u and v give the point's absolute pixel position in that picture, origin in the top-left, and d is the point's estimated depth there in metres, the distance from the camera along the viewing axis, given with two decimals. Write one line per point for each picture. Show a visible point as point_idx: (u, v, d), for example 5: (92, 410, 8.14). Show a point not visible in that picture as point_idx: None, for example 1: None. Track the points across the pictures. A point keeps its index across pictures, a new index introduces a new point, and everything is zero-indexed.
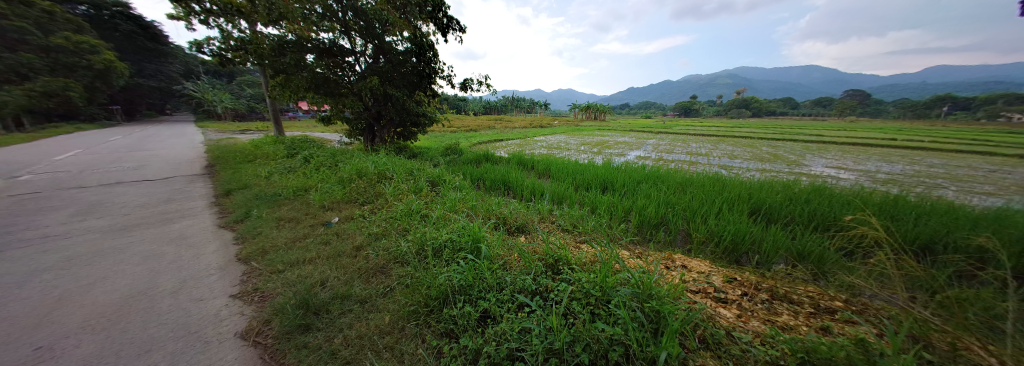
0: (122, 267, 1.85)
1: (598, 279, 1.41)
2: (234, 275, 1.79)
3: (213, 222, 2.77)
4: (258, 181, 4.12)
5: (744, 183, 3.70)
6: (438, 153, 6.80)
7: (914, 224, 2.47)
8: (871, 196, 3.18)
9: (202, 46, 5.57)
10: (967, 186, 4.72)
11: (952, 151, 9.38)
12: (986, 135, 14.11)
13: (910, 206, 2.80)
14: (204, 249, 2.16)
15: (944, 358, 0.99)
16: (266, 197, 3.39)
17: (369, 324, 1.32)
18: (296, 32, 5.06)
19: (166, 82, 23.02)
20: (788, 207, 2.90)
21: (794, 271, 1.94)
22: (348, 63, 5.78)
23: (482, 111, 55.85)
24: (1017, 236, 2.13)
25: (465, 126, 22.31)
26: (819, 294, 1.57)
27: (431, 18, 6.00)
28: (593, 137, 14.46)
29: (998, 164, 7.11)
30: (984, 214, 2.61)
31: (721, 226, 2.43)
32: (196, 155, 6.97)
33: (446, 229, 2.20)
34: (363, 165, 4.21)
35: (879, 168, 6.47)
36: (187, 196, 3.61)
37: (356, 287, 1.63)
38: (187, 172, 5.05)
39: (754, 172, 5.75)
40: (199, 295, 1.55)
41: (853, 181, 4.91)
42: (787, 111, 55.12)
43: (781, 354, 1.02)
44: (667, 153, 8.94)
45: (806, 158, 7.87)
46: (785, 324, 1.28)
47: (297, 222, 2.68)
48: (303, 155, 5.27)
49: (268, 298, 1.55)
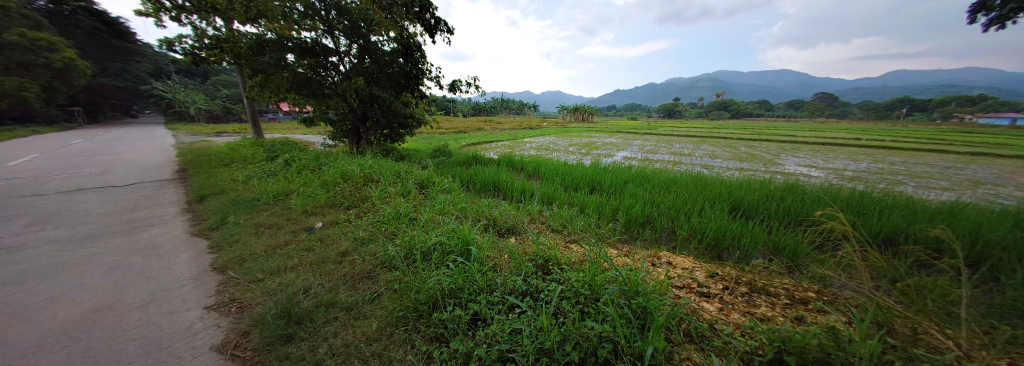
0: (86, 280, 1.73)
1: (587, 277, 1.43)
2: (209, 286, 1.70)
3: (185, 230, 2.62)
4: (235, 186, 3.95)
5: (724, 182, 3.88)
6: (426, 155, 6.73)
7: (878, 218, 2.66)
8: (840, 192, 3.38)
9: (172, 44, 5.26)
10: (925, 182, 5.11)
11: (912, 150, 10.13)
12: (944, 135, 15.25)
13: (875, 201, 3.02)
14: (177, 259, 2.05)
15: (906, 342, 1.07)
16: (243, 202, 3.25)
17: (356, 331, 1.29)
18: (276, 30, 4.91)
19: (132, 81, 21.70)
20: (764, 204, 3.03)
21: (770, 265, 2.02)
22: (332, 63, 5.62)
23: (471, 113, 55.69)
24: (967, 229, 2.32)
25: (454, 127, 22.28)
26: (794, 286, 1.65)
27: (418, 19, 5.91)
28: (581, 139, 14.81)
29: (954, 162, 7.71)
30: (941, 208, 2.83)
31: (703, 224, 2.51)
32: (166, 158, 6.60)
33: (435, 232, 2.19)
34: (348, 168, 4.11)
35: (847, 166, 6.93)
36: (157, 203, 3.40)
37: (342, 294, 1.58)
38: (156, 177, 4.76)
39: (733, 171, 6.06)
40: (169, 309, 1.46)
41: (824, 179, 5.25)
42: (763, 113, 57.71)
43: (759, 344, 1.07)
44: (651, 153, 9.23)
45: (782, 158, 8.32)
46: (764, 316, 1.34)
47: (277, 228, 2.58)
48: (284, 158, 5.10)
49: (246, 309, 1.48)
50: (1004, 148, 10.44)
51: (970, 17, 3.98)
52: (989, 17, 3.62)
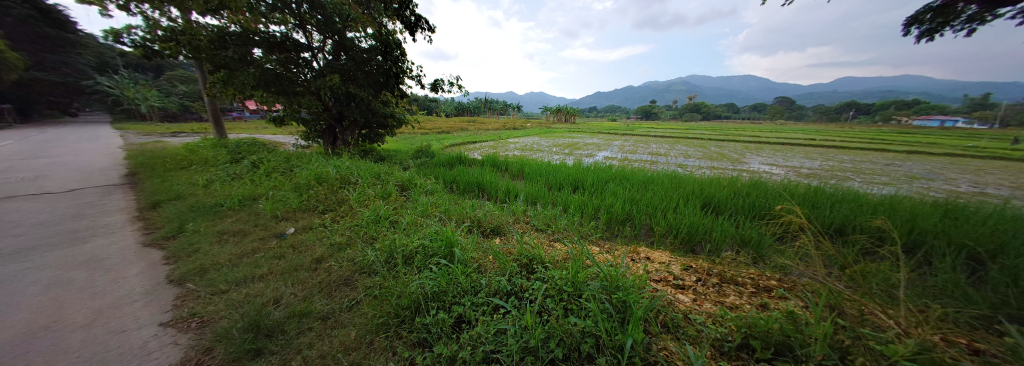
0: (13, 299, 1.53)
1: (570, 275, 1.46)
2: (165, 300, 1.56)
3: (136, 240, 2.38)
4: (195, 191, 3.64)
5: (697, 180, 4.10)
6: (407, 155, 6.58)
7: (830, 210, 2.92)
8: (798, 188, 3.68)
9: (119, 36, 4.78)
10: (869, 178, 5.67)
11: (859, 149, 11.18)
12: (884, 136, 17.03)
13: (827, 196, 3.31)
14: (127, 271, 1.86)
15: (854, 323, 1.18)
16: (205, 208, 3.02)
17: (333, 341, 1.23)
18: (240, 23, 4.62)
19: (72, 76, 19.40)
20: (732, 200, 3.24)
21: (738, 256, 2.16)
22: (305, 59, 5.35)
23: (454, 114, 54.99)
24: (903, 219, 2.60)
25: (436, 127, 21.82)
26: (758, 275, 1.78)
27: (397, 16, 5.76)
28: (564, 139, 15.06)
29: (893, 159, 8.60)
30: (882, 200, 3.15)
31: (678, 220, 2.64)
32: (112, 161, 5.95)
33: (417, 235, 2.14)
34: (323, 170, 3.92)
35: (804, 164, 7.55)
36: (102, 211, 3.07)
37: (317, 303, 1.51)
38: (101, 182, 4.29)
39: (704, 170, 6.42)
40: (118, 327, 1.31)
41: (784, 176, 5.68)
42: (732, 116, 61.55)
43: (728, 331, 1.15)
44: (630, 153, 9.57)
45: (747, 157, 8.91)
46: (733, 304, 1.44)
47: (244, 235, 2.42)
48: (251, 160, 4.79)
49: (209, 323, 1.37)
50: (932, 147, 11.81)
51: (904, 30, 4.44)
52: (920, 30, 4.05)
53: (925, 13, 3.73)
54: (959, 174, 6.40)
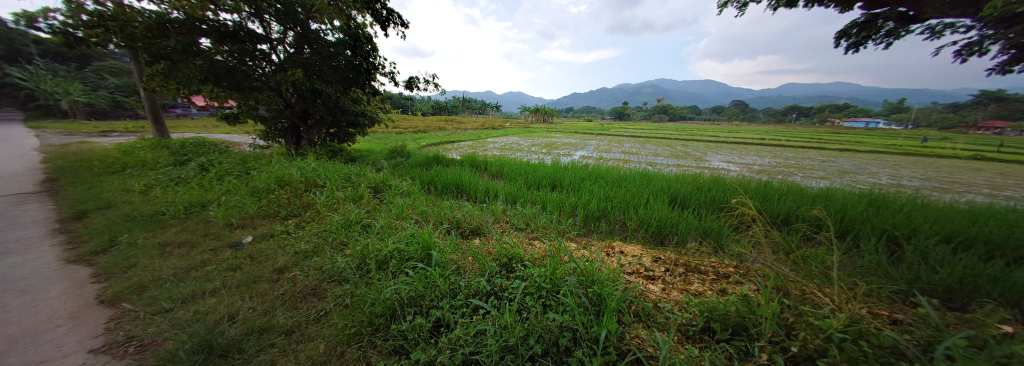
0: None
1: (548, 271, 1.49)
2: (95, 323, 1.36)
3: (55, 256, 2.05)
4: (130, 198, 3.22)
5: (665, 176, 4.36)
6: (381, 156, 6.31)
7: (778, 202, 3.23)
8: (751, 182, 4.05)
9: (30, 19, 4.10)
10: (810, 173, 6.37)
11: (802, 147, 12.49)
12: (822, 136, 19.17)
13: (776, 189, 3.67)
14: (45, 293, 1.60)
15: (799, 301, 1.32)
16: (142, 217, 2.67)
17: (299, 355, 1.15)
18: (184, 9, 4.15)
19: None
20: (695, 195, 3.48)
21: (701, 246, 2.32)
22: (262, 51, 4.95)
23: (431, 113, 53.57)
24: (836, 208, 2.94)
25: (412, 127, 21.12)
26: (718, 263, 1.93)
27: (368, 9, 5.49)
28: (542, 139, 15.26)
29: (830, 156, 9.70)
30: (820, 192, 3.56)
31: (648, 215, 2.79)
32: (21, 165, 5.07)
33: (392, 239, 2.06)
34: (285, 172, 3.65)
35: (757, 161, 8.28)
36: (8, 224, 2.60)
37: (280, 316, 1.40)
38: (6, 190, 3.65)
39: (671, 167, 6.86)
40: (32, 359, 1.12)
41: (740, 172, 6.21)
42: (695, 117, 66.02)
43: (692, 316, 1.24)
44: (605, 152, 9.95)
45: (709, 155, 9.62)
46: (696, 291, 1.55)
47: (192, 247, 2.18)
48: (200, 162, 4.34)
49: (151, 347, 1.22)
50: (860, 145, 13.46)
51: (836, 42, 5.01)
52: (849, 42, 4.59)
53: (853, 27, 4.24)
54: (880, 168, 7.39)
